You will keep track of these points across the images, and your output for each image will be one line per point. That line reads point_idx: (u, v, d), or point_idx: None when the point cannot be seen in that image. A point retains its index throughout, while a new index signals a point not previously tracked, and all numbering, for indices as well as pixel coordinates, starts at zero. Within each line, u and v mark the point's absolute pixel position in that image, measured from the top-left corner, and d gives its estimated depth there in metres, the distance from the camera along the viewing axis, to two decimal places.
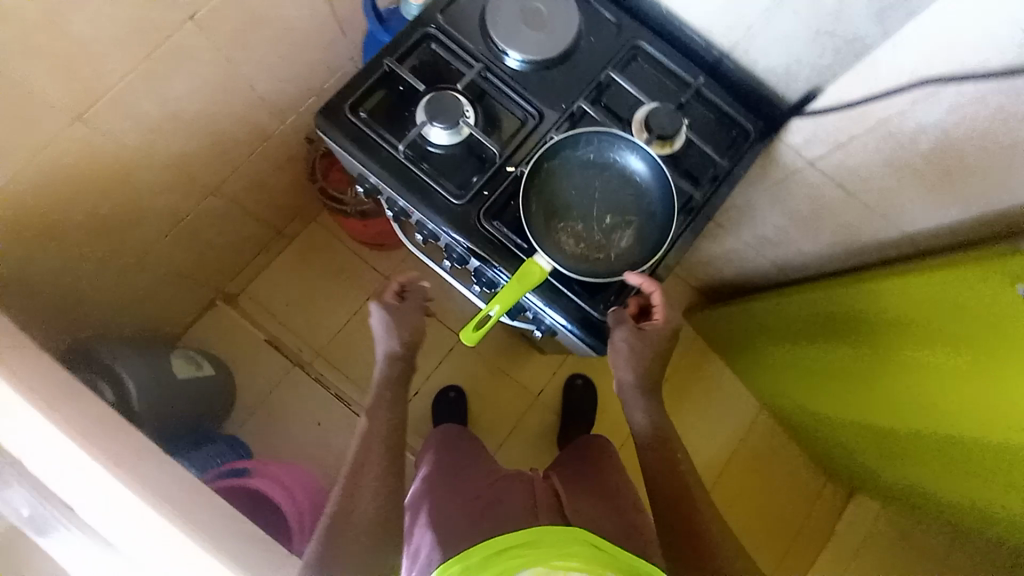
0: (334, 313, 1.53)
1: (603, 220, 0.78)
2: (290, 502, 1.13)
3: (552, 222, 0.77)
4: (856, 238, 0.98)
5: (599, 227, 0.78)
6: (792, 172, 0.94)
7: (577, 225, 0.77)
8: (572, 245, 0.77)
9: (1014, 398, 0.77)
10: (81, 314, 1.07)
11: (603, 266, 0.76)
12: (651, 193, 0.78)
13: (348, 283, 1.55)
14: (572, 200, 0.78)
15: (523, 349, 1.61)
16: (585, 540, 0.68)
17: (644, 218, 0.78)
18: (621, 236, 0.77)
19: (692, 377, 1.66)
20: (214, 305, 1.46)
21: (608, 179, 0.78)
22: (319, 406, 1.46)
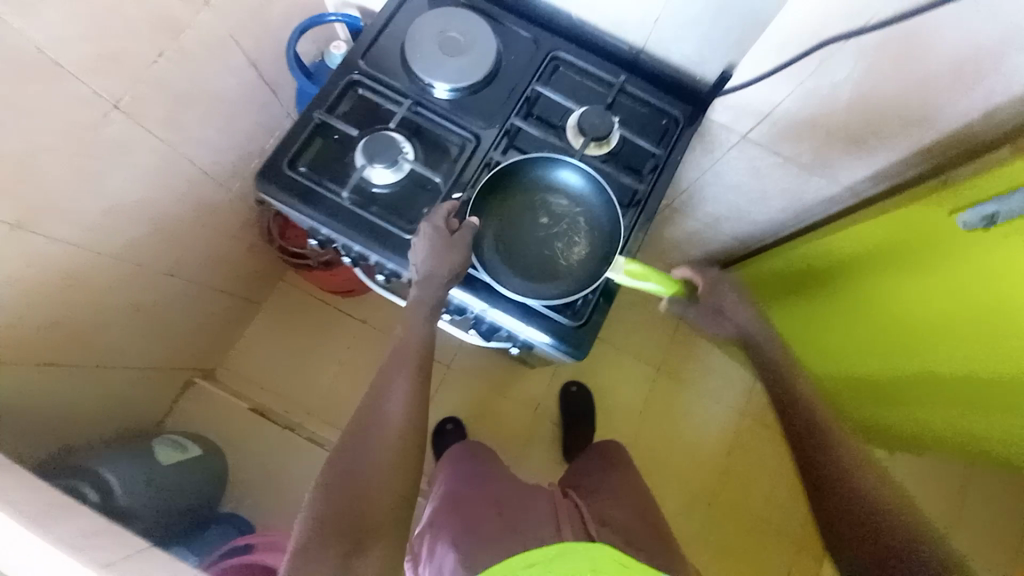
0: (318, 369, 1.51)
1: (553, 223, 0.80)
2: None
3: (555, 263, 0.79)
4: (802, 198, 1.02)
5: (560, 228, 0.80)
6: (728, 148, 0.97)
7: (563, 244, 0.79)
8: (581, 253, 0.79)
9: (987, 302, 0.73)
10: (56, 426, 1.03)
11: (594, 217, 0.79)
12: (528, 176, 0.80)
13: (326, 337, 1.54)
14: (537, 244, 0.79)
15: (513, 367, 1.61)
16: (612, 556, 0.62)
17: (544, 185, 0.80)
18: (560, 203, 0.80)
19: (685, 361, 1.67)
20: (192, 385, 1.42)
21: (515, 210, 0.79)
22: (318, 467, 1.42)
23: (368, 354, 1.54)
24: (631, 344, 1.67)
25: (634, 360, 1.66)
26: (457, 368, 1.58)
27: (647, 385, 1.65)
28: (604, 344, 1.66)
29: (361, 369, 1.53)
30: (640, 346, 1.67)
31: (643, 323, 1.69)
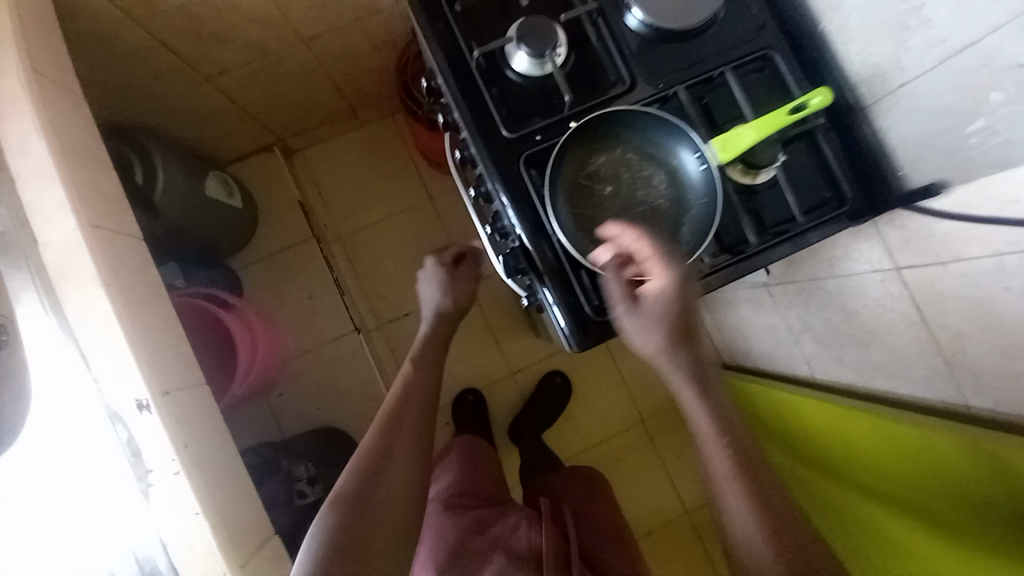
0: (370, 207, 1.57)
1: (615, 191, 0.70)
2: (248, 355, 1.26)
3: (660, 208, 0.69)
4: (906, 365, 0.87)
5: (625, 186, 0.70)
6: (871, 270, 0.85)
7: (646, 188, 0.70)
8: (666, 179, 0.70)
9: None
10: (145, 98, 1.11)
11: (637, 143, 0.70)
12: (565, 170, 0.70)
13: (393, 185, 1.57)
14: (626, 218, 0.69)
15: (521, 324, 1.56)
16: None
17: (574, 164, 0.70)
18: (599, 162, 0.70)
19: (670, 431, 1.57)
20: (270, 150, 1.50)
21: (584, 211, 0.70)
22: (316, 283, 1.49)
23: (416, 223, 1.56)
24: (636, 383, 1.57)
25: (628, 398, 1.57)
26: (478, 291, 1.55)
27: (622, 425, 1.56)
28: (614, 363, 1.58)
29: (403, 230, 1.57)
30: (643, 390, 1.57)
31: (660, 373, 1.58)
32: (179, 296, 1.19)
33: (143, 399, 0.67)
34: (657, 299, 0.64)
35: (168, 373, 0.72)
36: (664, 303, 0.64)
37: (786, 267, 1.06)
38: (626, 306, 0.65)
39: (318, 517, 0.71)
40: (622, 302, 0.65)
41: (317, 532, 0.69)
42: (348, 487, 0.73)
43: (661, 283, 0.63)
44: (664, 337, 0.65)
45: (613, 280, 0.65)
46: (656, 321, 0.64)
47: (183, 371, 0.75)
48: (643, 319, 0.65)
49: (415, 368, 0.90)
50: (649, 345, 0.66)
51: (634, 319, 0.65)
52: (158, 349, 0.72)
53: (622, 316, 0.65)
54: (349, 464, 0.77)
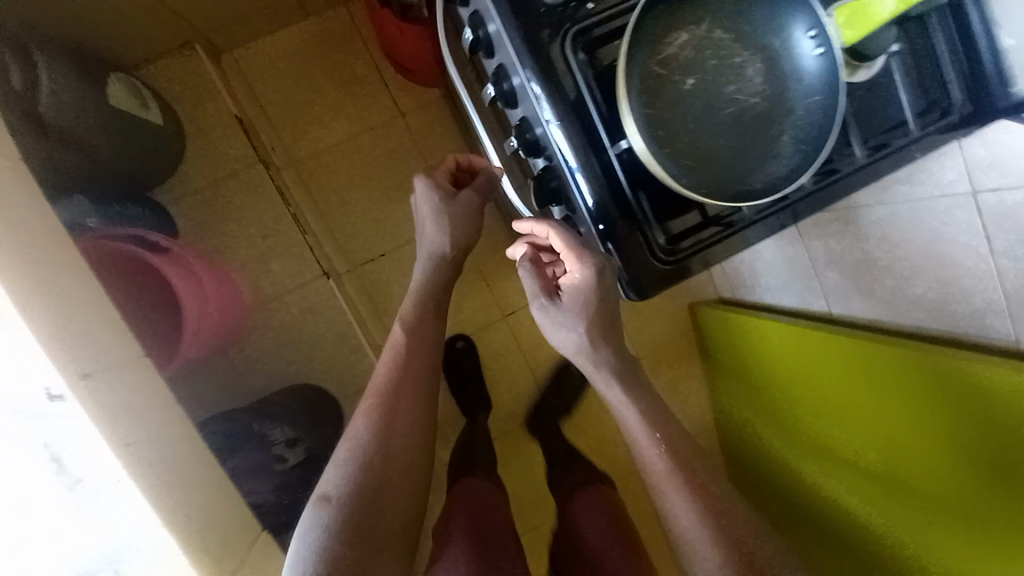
0: (328, 125, 1.31)
1: (700, 84, 0.55)
2: (197, 304, 1.04)
3: (751, 109, 0.56)
4: (955, 299, 0.79)
5: (711, 79, 0.55)
6: (940, 194, 0.76)
7: (734, 83, 0.56)
8: (761, 70, 0.56)
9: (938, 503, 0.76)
10: None
11: (727, 20, 0.55)
12: (642, 55, 0.53)
13: (355, 98, 1.31)
14: (712, 123, 0.56)
15: (511, 264, 1.42)
16: None
17: (650, 45, 0.54)
18: (681, 44, 0.54)
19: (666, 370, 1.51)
20: (190, 49, 1.18)
21: (667, 113, 0.55)
22: (270, 221, 1.25)
23: (385, 145, 1.34)
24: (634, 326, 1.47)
25: None
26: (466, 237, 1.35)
27: None
28: None
29: (370, 154, 1.34)
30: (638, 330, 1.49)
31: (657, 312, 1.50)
32: (92, 241, 0.92)
33: (55, 388, 0.49)
34: (570, 293, 0.62)
35: (90, 352, 0.53)
36: (579, 300, 0.61)
37: None
38: (537, 298, 0.65)
39: (303, 518, 0.61)
40: (535, 294, 0.65)
41: (307, 541, 0.59)
42: (334, 486, 0.63)
43: (573, 278, 0.61)
44: (576, 328, 0.63)
45: (528, 275, 0.66)
46: (569, 312, 0.62)
47: (111, 346, 0.57)
48: (560, 312, 0.63)
49: (405, 340, 0.75)
50: (562, 339, 0.64)
51: (545, 311, 0.64)
52: (67, 321, 0.52)
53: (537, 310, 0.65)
54: (339, 455, 0.66)
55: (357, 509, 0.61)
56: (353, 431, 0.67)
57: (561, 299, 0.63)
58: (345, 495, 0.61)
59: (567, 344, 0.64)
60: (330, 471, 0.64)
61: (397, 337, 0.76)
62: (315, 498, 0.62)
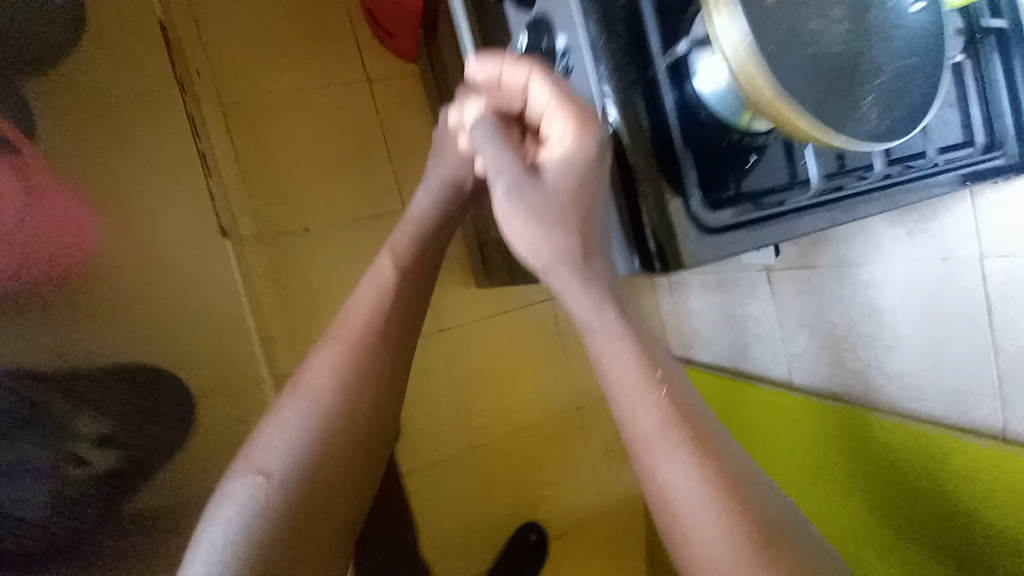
0: (275, 68, 1.12)
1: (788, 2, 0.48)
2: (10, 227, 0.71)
3: (835, 52, 0.49)
4: (941, 378, 0.76)
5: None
6: (938, 262, 0.73)
7: (823, 19, 0.49)
8: (846, 13, 0.50)
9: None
10: None
11: None
12: None
13: (317, 48, 1.14)
14: (796, 47, 0.47)
15: (459, 272, 1.24)
16: None
17: None
18: None
19: (603, 421, 1.37)
20: None
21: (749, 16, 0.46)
22: (172, 155, 0.99)
23: (341, 108, 1.16)
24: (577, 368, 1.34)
25: (565, 382, 1.34)
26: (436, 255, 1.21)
27: (554, 411, 1.32)
28: (557, 339, 1.33)
29: (319, 113, 1.14)
30: (582, 374, 1.35)
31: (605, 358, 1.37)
32: None
33: None
34: (559, 173, 0.48)
35: None
36: (564, 158, 0.48)
37: (805, 248, 0.89)
38: (509, 167, 0.48)
39: (226, 492, 0.49)
40: (503, 162, 0.48)
41: (226, 531, 0.46)
42: (278, 462, 0.50)
43: (566, 154, 0.48)
44: (556, 223, 0.46)
45: (492, 137, 0.49)
46: (551, 197, 0.46)
47: None
48: (534, 196, 0.47)
49: (400, 279, 0.59)
50: (527, 242, 0.47)
51: (515, 191, 0.47)
52: None
53: (500, 188, 0.47)
54: (294, 420, 0.51)
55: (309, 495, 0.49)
56: (311, 390, 0.52)
57: (539, 179, 0.48)
58: (291, 474, 0.49)
59: (532, 245, 0.47)
60: (269, 442, 0.50)
61: (386, 273, 0.59)
62: (244, 474, 0.49)
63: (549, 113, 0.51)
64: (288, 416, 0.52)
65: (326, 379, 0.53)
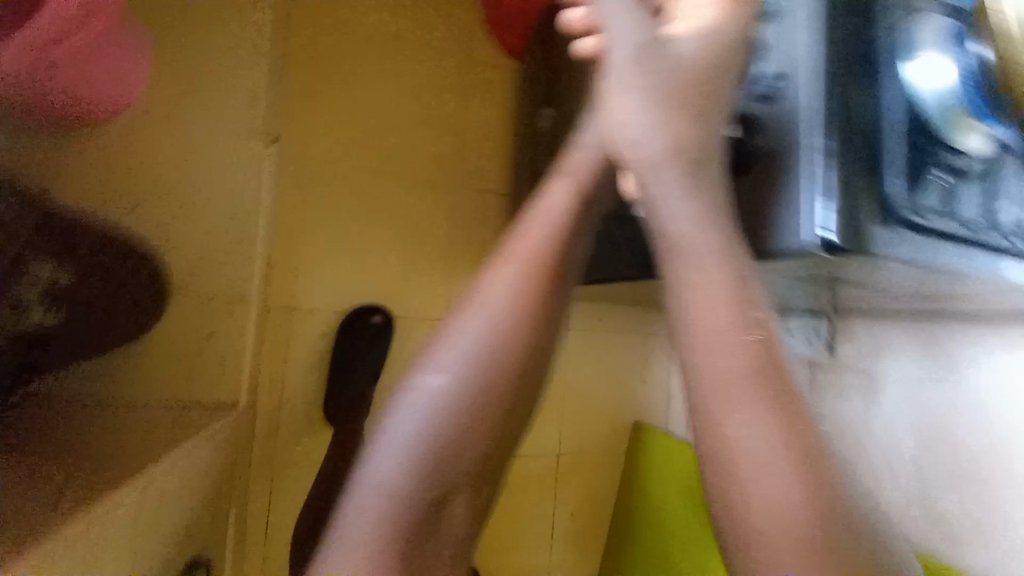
0: (381, 14, 1.11)
1: None
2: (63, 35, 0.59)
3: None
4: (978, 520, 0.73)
5: None
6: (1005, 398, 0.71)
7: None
8: None
9: None
10: None
11: None
12: None
13: (428, 14, 1.15)
14: None
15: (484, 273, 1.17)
16: None
17: None
18: None
19: (579, 480, 1.24)
20: None
21: None
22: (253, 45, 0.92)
23: (430, 73, 1.14)
24: (570, 417, 1.23)
25: (554, 428, 1.21)
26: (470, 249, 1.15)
27: (533, 454, 1.19)
28: (560, 379, 1.22)
29: (406, 70, 1.13)
30: (574, 426, 1.23)
31: (602, 417, 1.26)
32: None
33: None
34: (694, 47, 0.46)
35: None
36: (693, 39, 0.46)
37: (863, 351, 0.87)
38: (645, 36, 0.47)
39: (400, 403, 0.42)
40: (638, 30, 0.47)
41: (412, 424, 0.41)
42: (459, 384, 0.42)
43: (710, 27, 0.46)
44: (674, 103, 0.46)
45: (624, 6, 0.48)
46: (679, 70, 0.46)
47: None
48: (663, 69, 0.46)
49: (584, 211, 0.50)
50: (642, 128, 0.46)
51: (642, 56, 0.47)
52: None
53: (623, 52, 0.47)
54: (471, 336, 0.44)
55: (487, 409, 0.43)
56: (492, 308, 0.44)
57: (671, 54, 0.46)
58: (472, 383, 0.43)
59: (651, 138, 0.46)
60: (451, 351, 0.43)
61: (561, 201, 0.49)
62: (426, 371, 0.43)
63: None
64: (464, 330, 0.44)
65: (501, 299, 0.45)
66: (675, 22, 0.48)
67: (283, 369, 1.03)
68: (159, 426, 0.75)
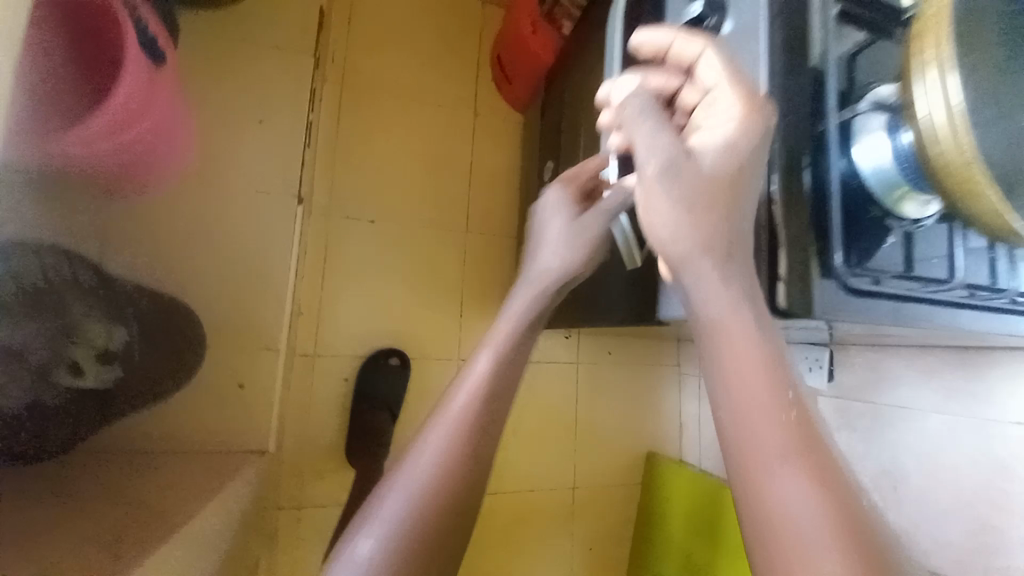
0: (398, 74, 1.21)
1: (988, 81, 0.43)
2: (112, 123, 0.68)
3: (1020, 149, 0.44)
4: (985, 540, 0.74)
5: (997, 87, 0.43)
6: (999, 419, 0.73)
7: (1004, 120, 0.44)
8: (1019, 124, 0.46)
9: None
10: None
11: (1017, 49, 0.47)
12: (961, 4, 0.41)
13: (440, 73, 1.24)
14: (989, 124, 0.42)
15: (496, 308, 1.22)
16: None
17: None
18: (987, 28, 0.43)
19: (596, 513, 1.25)
20: None
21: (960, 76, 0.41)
22: (281, 113, 1.04)
23: (441, 127, 1.23)
24: (585, 445, 1.26)
25: (570, 453, 1.24)
26: (480, 286, 1.22)
27: (548, 484, 1.22)
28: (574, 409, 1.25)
29: (420, 124, 1.22)
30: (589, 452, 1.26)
31: (616, 445, 1.28)
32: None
33: None
34: (717, 158, 0.38)
35: None
36: (720, 144, 0.38)
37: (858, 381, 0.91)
38: (665, 145, 0.38)
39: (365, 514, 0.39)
40: (658, 137, 0.39)
41: (403, 499, 0.39)
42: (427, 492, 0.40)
43: (734, 137, 0.38)
44: (704, 204, 0.37)
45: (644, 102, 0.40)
46: (702, 180, 0.38)
47: None
48: (686, 184, 0.38)
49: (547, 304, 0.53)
50: (668, 224, 0.38)
51: (666, 168, 0.38)
52: None
53: (651, 165, 0.38)
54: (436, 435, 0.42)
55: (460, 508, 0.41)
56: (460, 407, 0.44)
57: (698, 165, 0.38)
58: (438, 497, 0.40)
59: (668, 243, 0.38)
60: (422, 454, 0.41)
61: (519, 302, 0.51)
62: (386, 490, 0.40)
63: (715, 94, 0.40)
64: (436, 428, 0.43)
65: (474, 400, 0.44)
66: (697, 127, 0.40)
67: (309, 414, 1.09)
68: (195, 467, 0.83)
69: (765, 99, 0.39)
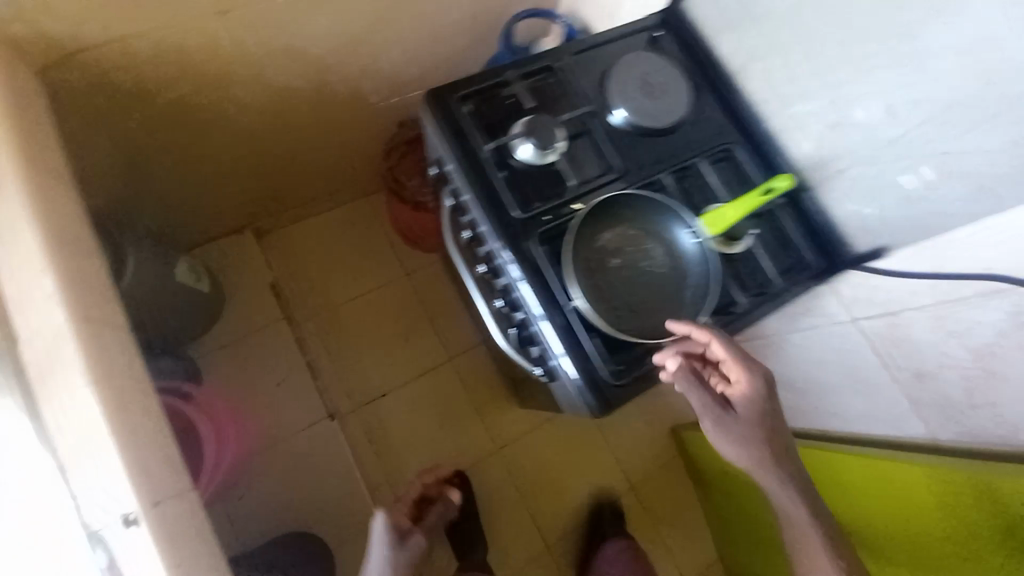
0: (343, 285, 1.52)
1: (623, 262, 0.78)
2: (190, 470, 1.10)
3: (660, 275, 0.79)
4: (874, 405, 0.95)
5: (630, 257, 0.79)
6: (834, 321, 0.97)
7: (649, 260, 0.79)
8: (663, 252, 0.80)
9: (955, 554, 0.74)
10: (129, 186, 1.06)
11: (639, 215, 0.80)
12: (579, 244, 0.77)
13: (371, 266, 1.55)
14: (633, 284, 0.78)
15: (504, 397, 1.54)
16: None
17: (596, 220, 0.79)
18: (608, 234, 0.79)
19: (659, 492, 1.56)
20: (241, 232, 1.45)
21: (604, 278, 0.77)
22: (289, 368, 1.42)
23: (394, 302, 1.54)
24: (622, 451, 1.56)
25: (613, 464, 1.55)
26: (483, 390, 1.54)
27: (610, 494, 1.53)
28: (598, 432, 1.56)
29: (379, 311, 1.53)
30: (629, 453, 1.57)
31: (646, 437, 1.59)
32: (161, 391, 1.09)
33: (130, 513, 0.60)
34: (744, 409, 0.72)
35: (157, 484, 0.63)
36: (756, 408, 0.72)
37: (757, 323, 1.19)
38: (712, 414, 0.73)
39: None
40: (710, 411, 0.73)
41: None
42: None
43: (747, 394, 0.72)
44: (751, 438, 0.72)
45: (697, 393, 0.74)
46: (744, 426, 0.72)
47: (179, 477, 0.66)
48: (734, 425, 0.73)
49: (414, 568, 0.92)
50: (731, 450, 0.73)
51: (718, 422, 0.73)
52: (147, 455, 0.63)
53: (709, 425, 0.74)
54: None
55: None
56: None
57: (732, 411, 0.74)
58: None
59: (733, 457, 0.73)
60: None
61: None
62: None
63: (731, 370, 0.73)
64: None
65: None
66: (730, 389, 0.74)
67: None
68: None
69: (752, 361, 0.73)
